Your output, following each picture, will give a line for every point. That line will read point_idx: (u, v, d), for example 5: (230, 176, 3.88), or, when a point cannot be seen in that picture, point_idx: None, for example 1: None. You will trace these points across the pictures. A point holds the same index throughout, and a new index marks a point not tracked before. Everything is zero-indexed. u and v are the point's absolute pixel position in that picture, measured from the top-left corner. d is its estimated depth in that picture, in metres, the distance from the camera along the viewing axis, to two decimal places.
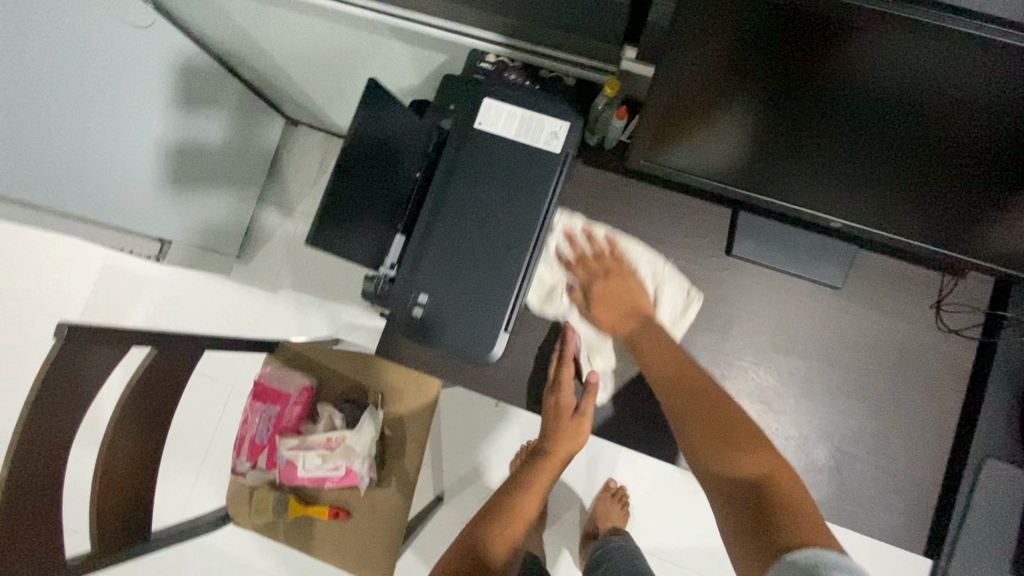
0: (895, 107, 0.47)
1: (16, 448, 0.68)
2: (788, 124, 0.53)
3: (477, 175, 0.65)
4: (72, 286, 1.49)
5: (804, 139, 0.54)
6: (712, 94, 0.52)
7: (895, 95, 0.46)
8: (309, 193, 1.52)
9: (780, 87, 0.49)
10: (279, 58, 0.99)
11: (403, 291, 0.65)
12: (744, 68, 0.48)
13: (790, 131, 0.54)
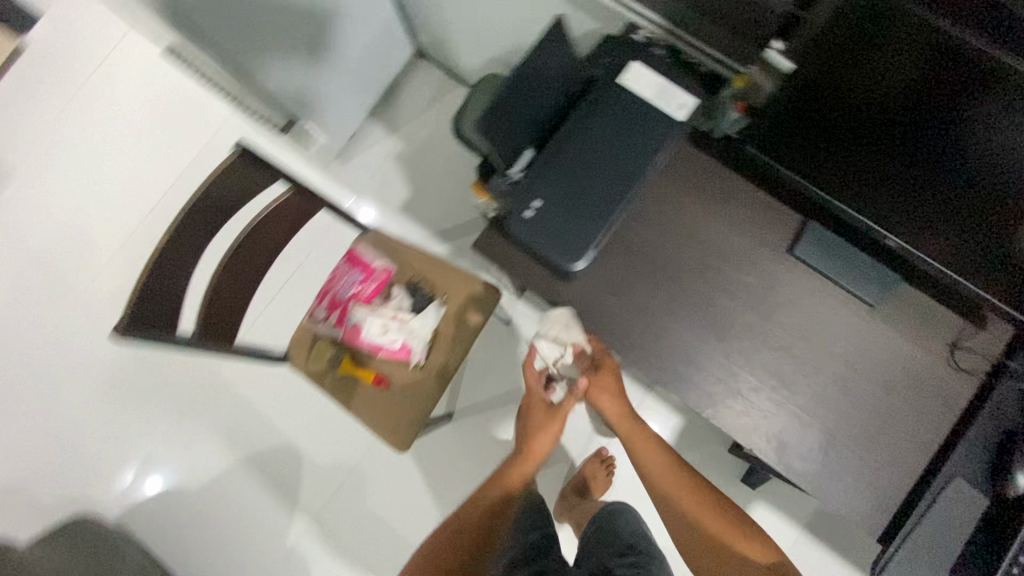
0: (978, 128, 0.58)
1: (184, 216, 0.86)
2: (884, 127, 0.64)
3: (610, 119, 0.78)
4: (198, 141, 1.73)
5: (893, 143, 0.65)
6: (832, 82, 0.64)
7: (981, 114, 0.57)
8: (414, 119, 1.67)
9: (890, 88, 0.61)
10: None
11: (523, 193, 0.77)
12: (868, 61, 0.60)
13: (883, 134, 0.65)
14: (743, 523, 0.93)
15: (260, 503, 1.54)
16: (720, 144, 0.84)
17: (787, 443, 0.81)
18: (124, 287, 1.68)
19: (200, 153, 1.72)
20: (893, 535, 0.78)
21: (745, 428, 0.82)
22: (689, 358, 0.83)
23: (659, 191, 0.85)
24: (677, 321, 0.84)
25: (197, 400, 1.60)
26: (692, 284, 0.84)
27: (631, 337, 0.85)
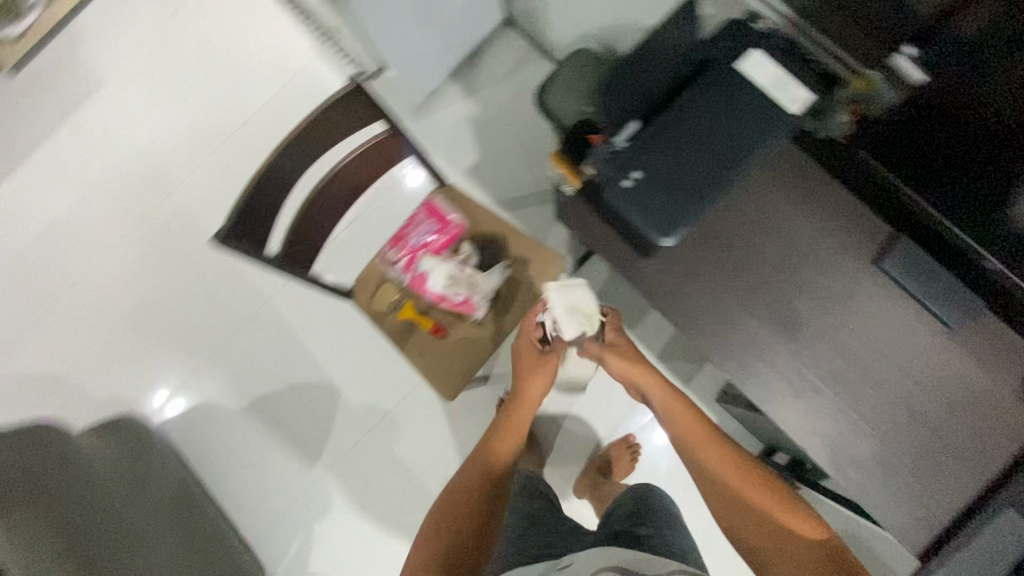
0: None
1: (285, 143, 0.91)
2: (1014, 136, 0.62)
3: (721, 101, 0.78)
4: (282, 78, 1.77)
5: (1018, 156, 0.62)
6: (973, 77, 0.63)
7: None
8: (492, 85, 1.68)
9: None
10: None
11: (623, 162, 0.78)
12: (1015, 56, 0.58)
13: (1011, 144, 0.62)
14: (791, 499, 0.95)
15: (293, 432, 1.61)
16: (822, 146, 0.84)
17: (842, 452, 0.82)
18: (194, 208, 1.75)
19: (282, 90, 1.76)
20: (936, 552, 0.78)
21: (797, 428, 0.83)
22: (755, 353, 0.85)
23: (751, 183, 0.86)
24: (751, 316, 0.85)
25: (247, 326, 1.67)
26: (771, 281, 0.85)
27: (700, 324, 0.87)
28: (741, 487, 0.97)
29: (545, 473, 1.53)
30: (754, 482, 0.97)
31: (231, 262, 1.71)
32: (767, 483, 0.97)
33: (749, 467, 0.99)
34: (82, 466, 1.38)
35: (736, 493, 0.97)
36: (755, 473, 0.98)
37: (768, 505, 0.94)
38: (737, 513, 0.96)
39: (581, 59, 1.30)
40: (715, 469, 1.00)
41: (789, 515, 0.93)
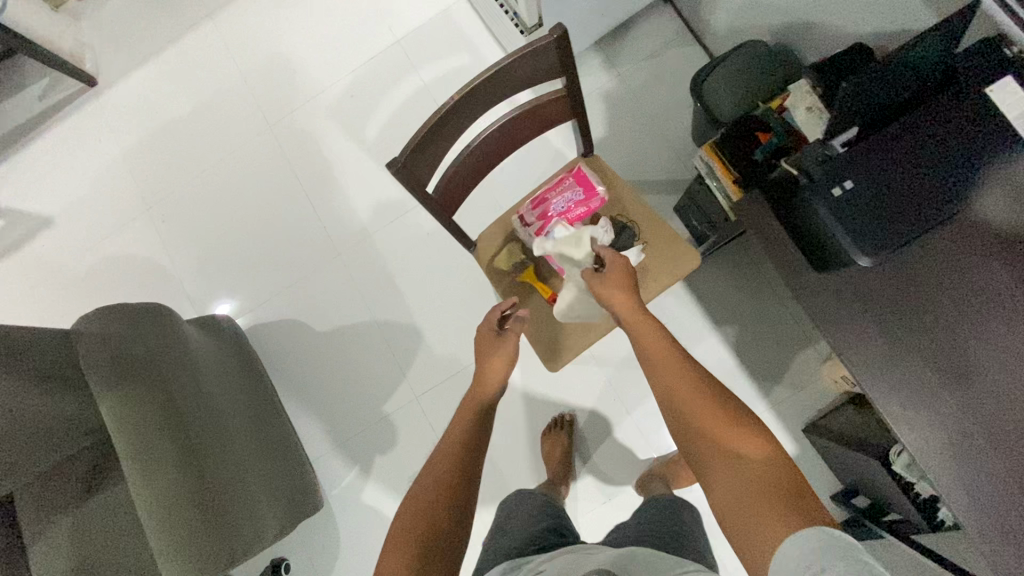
0: None
1: (471, 88, 0.87)
2: None
3: (955, 128, 0.74)
4: (421, 16, 1.76)
5: None
6: None
7: None
8: (635, 63, 1.62)
9: None
10: None
11: (836, 171, 0.75)
12: None
13: None
14: (739, 416, 0.75)
15: (370, 366, 1.65)
16: None
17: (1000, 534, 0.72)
18: (314, 129, 1.77)
19: (419, 29, 1.75)
20: None
21: (944, 492, 0.76)
22: (918, 402, 0.77)
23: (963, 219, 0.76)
24: (919, 359, 0.78)
25: (344, 254, 1.71)
26: (954, 327, 0.76)
27: (866, 356, 0.81)
28: (694, 419, 0.78)
29: (608, 460, 1.53)
30: (711, 408, 0.77)
31: (339, 190, 1.73)
32: (715, 403, 0.78)
33: (695, 388, 0.80)
34: (193, 354, 1.37)
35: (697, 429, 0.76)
36: (710, 395, 0.79)
37: (721, 433, 0.74)
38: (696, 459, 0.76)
39: (753, 53, 1.23)
40: (675, 402, 0.81)
41: (735, 440, 0.73)
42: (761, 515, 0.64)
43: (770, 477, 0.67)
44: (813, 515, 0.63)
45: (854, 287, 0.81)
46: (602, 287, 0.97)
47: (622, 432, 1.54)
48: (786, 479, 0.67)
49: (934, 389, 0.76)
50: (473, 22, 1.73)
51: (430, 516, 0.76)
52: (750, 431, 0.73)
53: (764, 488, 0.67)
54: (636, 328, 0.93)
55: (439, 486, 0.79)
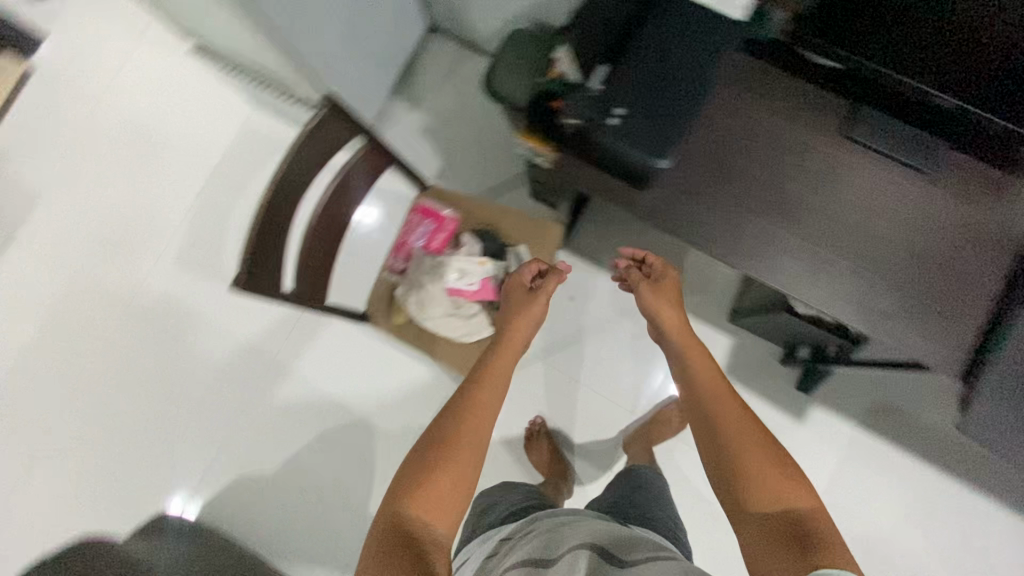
0: None
1: (275, 185, 0.88)
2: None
3: (671, 32, 0.86)
4: (221, 139, 1.77)
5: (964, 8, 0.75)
6: None
7: None
8: (435, 91, 1.72)
9: None
10: None
11: (605, 104, 0.85)
12: None
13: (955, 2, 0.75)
14: (784, 458, 0.74)
15: (336, 477, 1.59)
16: (745, 72, 0.92)
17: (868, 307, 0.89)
18: (171, 287, 1.70)
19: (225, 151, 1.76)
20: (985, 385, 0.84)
21: (818, 300, 0.91)
22: (767, 245, 0.91)
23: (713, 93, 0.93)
24: (747, 214, 0.91)
25: (259, 388, 1.64)
26: (758, 178, 0.92)
27: (717, 235, 0.92)
28: (734, 446, 0.76)
29: (590, 437, 1.58)
30: (755, 442, 0.76)
31: (226, 330, 1.68)
32: (760, 441, 0.76)
33: (743, 417, 0.79)
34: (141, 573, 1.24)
35: (739, 463, 0.74)
36: (756, 428, 0.78)
37: (761, 470, 0.73)
38: (722, 484, 0.76)
39: (517, 39, 1.35)
40: (721, 419, 0.80)
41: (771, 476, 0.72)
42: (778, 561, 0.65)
43: (790, 526, 0.68)
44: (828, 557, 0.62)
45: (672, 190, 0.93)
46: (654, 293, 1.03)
47: (592, 405, 1.60)
48: (812, 523, 0.67)
49: (774, 234, 0.91)
50: (273, 121, 1.77)
51: (441, 507, 0.71)
52: (791, 472, 0.72)
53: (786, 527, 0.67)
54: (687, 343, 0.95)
55: (459, 467, 0.74)
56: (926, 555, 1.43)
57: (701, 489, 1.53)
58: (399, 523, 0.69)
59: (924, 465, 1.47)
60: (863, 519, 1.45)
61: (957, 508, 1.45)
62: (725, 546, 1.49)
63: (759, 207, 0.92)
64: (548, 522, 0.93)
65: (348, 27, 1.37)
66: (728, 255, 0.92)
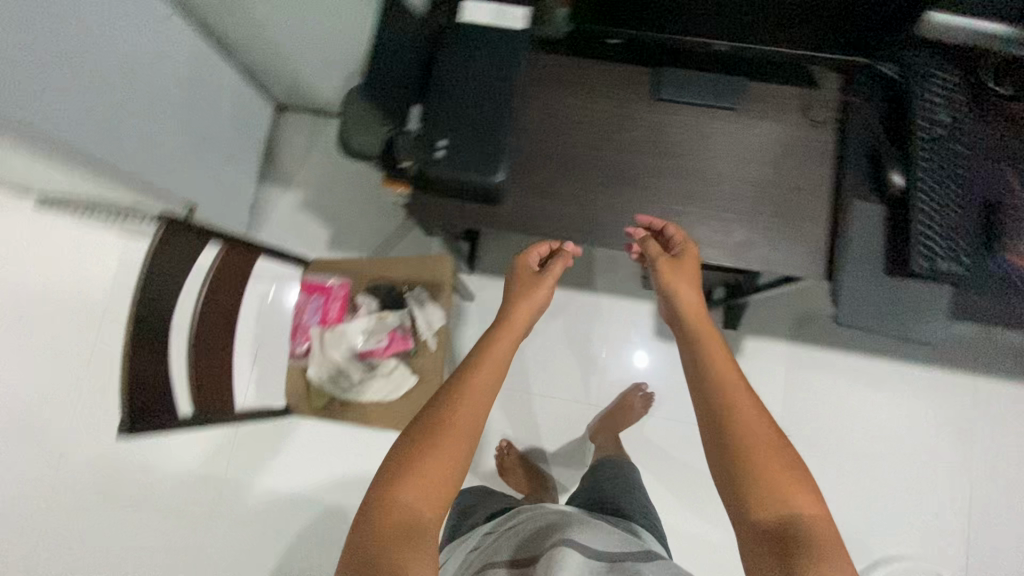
0: None
1: (135, 323, 0.86)
2: None
3: (464, 55, 0.90)
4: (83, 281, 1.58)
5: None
6: None
7: None
8: (302, 165, 1.72)
9: None
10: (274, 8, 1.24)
11: (426, 141, 0.88)
12: None
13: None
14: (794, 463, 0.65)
15: None
16: (549, 72, 1.00)
17: (730, 242, 0.95)
18: None
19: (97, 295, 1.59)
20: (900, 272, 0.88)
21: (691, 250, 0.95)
22: (624, 218, 0.98)
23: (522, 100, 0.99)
24: (596, 195, 0.98)
25: None
26: (594, 161, 0.99)
27: (576, 222, 0.98)
28: (747, 448, 0.65)
29: (557, 441, 1.60)
30: (769, 441, 0.66)
31: (148, 478, 1.52)
32: (774, 442, 0.66)
33: (754, 406, 0.68)
34: None
35: (756, 469, 0.64)
36: (767, 423, 0.67)
37: (774, 477, 0.63)
38: (724, 481, 0.66)
39: None
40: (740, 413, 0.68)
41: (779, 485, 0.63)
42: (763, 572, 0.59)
43: (782, 535, 0.60)
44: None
45: (524, 197, 0.99)
46: (676, 274, 0.84)
47: (551, 411, 1.62)
48: (813, 532, 0.60)
49: (626, 207, 0.97)
50: None
51: (431, 497, 0.65)
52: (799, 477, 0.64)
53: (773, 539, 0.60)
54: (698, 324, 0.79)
55: (454, 454, 0.67)
56: (881, 436, 1.53)
57: (672, 453, 1.57)
58: (382, 511, 0.63)
59: (854, 357, 1.57)
60: (818, 424, 1.54)
61: (897, 386, 1.56)
62: (711, 496, 1.54)
63: (604, 187, 0.98)
64: (545, 511, 0.99)
65: (185, 137, 1.36)
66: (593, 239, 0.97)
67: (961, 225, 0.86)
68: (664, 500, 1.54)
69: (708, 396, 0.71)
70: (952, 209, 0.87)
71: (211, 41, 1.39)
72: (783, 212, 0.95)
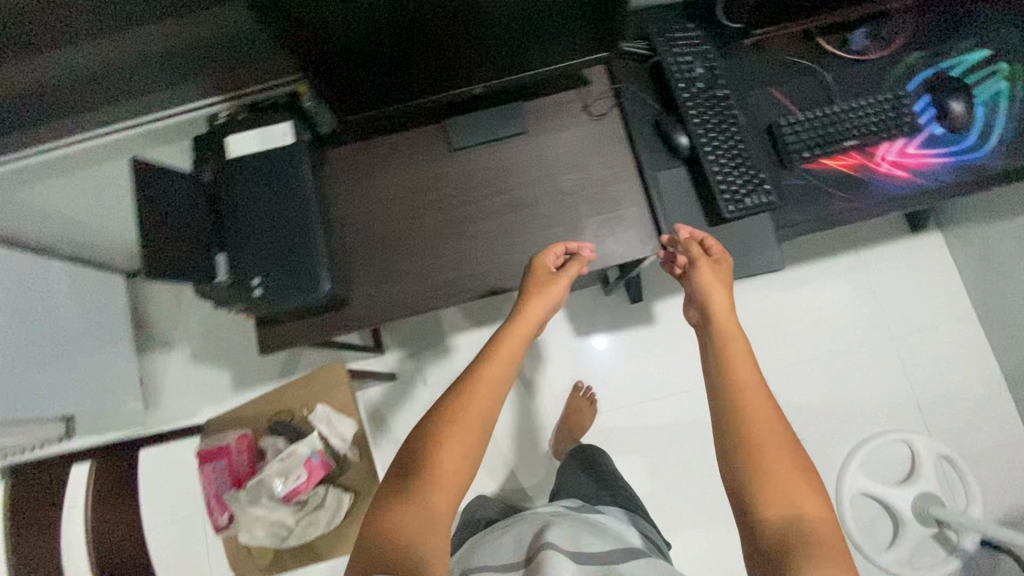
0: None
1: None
2: (421, 39, 0.82)
3: (246, 186, 0.89)
4: None
5: (434, 39, 0.83)
6: (358, 30, 0.78)
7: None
8: (176, 321, 1.66)
9: (400, 15, 0.78)
10: (59, 197, 1.19)
11: (241, 284, 0.86)
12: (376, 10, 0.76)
13: (425, 42, 0.83)
14: (808, 471, 0.67)
15: None
16: (345, 164, 1.01)
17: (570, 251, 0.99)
18: None
19: None
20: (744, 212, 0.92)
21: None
22: (466, 271, 1.00)
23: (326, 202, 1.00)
24: (431, 262, 1.00)
25: None
26: (420, 227, 1.00)
27: (427, 290, 0.99)
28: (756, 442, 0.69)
29: (530, 476, 1.59)
30: (776, 430, 0.70)
31: None
32: (781, 433, 0.69)
33: (764, 397, 0.73)
34: None
35: (762, 463, 0.67)
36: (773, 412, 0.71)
37: (782, 476, 0.66)
38: (733, 474, 0.69)
39: None
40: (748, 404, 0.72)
41: (795, 484, 0.66)
42: (770, 553, 0.62)
43: (792, 530, 0.63)
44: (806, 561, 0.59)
45: (370, 287, 0.99)
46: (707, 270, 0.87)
47: (510, 446, 1.61)
48: (816, 528, 0.62)
49: (467, 258, 1.00)
50: None
51: (444, 490, 0.70)
52: (817, 486, 0.66)
53: (783, 527, 0.63)
54: (722, 317, 0.82)
55: (463, 451, 0.73)
56: (806, 339, 1.61)
57: (636, 437, 1.59)
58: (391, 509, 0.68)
59: (752, 279, 1.65)
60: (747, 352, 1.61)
61: (800, 289, 1.64)
62: (686, 463, 1.57)
63: (441, 248, 1.00)
64: (543, 515, 1.00)
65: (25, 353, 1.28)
66: (450, 298, 0.99)
67: (749, 157, 0.94)
68: (646, 485, 1.56)
69: (726, 393, 0.75)
70: (736, 146, 0.94)
71: (16, 247, 1.32)
72: (603, 201, 0.99)
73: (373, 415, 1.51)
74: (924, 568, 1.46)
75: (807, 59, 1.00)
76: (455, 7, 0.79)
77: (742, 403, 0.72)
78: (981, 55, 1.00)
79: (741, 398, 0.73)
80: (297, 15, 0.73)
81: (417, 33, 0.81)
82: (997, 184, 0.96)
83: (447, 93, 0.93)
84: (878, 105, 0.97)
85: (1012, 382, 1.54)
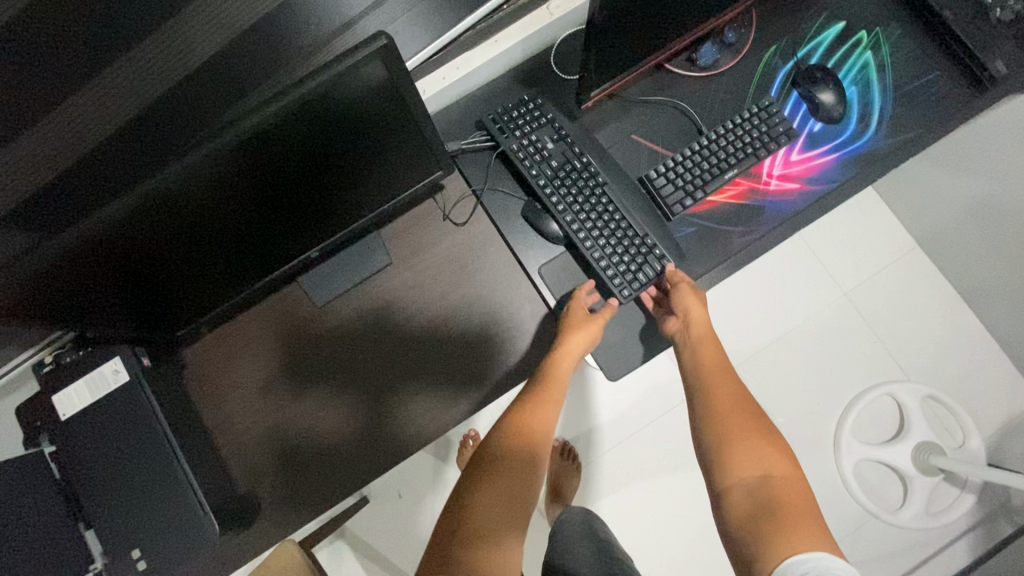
0: (280, 179, 0.68)
1: None
2: (247, 225, 0.73)
3: (89, 446, 0.77)
4: None
5: (262, 222, 0.74)
6: (172, 241, 0.67)
7: (277, 178, 0.68)
8: None
9: (216, 213, 0.67)
10: None
11: (121, 561, 0.76)
12: (190, 217, 0.65)
13: (252, 226, 0.73)
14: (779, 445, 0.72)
15: None
16: (205, 360, 0.90)
17: (480, 377, 0.89)
18: None
19: None
20: (643, 284, 0.87)
21: (449, 419, 0.89)
22: (373, 435, 0.89)
23: (197, 414, 0.88)
24: (334, 439, 0.89)
25: None
26: (312, 402, 0.90)
27: (341, 468, 0.89)
28: (723, 427, 0.75)
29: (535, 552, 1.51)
30: (740, 415, 0.76)
31: None
32: (748, 414, 0.76)
33: (733, 386, 0.80)
34: None
35: (731, 439, 0.73)
36: (742, 396, 0.78)
37: (752, 448, 0.72)
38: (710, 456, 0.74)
39: None
40: (715, 391, 0.79)
41: (765, 453, 0.71)
42: (749, 525, 0.64)
43: (768, 496, 0.66)
44: (790, 526, 0.62)
45: (276, 487, 0.88)
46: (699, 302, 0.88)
47: None
48: (788, 501, 0.65)
49: (373, 419, 0.89)
50: None
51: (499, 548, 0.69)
52: (789, 457, 0.71)
53: (759, 499, 0.66)
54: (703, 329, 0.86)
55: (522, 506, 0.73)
56: (766, 322, 1.54)
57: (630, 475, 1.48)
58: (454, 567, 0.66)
59: None
60: None
61: (743, 276, 1.55)
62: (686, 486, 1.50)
63: (342, 417, 0.90)
64: None
65: None
66: (370, 470, 0.89)
67: (627, 226, 0.88)
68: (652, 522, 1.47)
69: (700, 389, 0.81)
70: (611, 218, 0.88)
71: None
72: (495, 316, 0.89)
73: (360, 548, 1.41)
74: (941, 513, 1.43)
75: (659, 92, 0.91)
76: (284, 188, 0.70)
77: (719, 394, 0.79)
78: (838, 29, 0.92)
79: (716, 393, 0.79)
80: (90, 251, 0.61)
81: (226, 231, 0.71)
82: (893, 165, 0.89)
83: (288, 262, 0.83)
84: (748, 122, 0.89)
85: (972, 302, 1.50)
